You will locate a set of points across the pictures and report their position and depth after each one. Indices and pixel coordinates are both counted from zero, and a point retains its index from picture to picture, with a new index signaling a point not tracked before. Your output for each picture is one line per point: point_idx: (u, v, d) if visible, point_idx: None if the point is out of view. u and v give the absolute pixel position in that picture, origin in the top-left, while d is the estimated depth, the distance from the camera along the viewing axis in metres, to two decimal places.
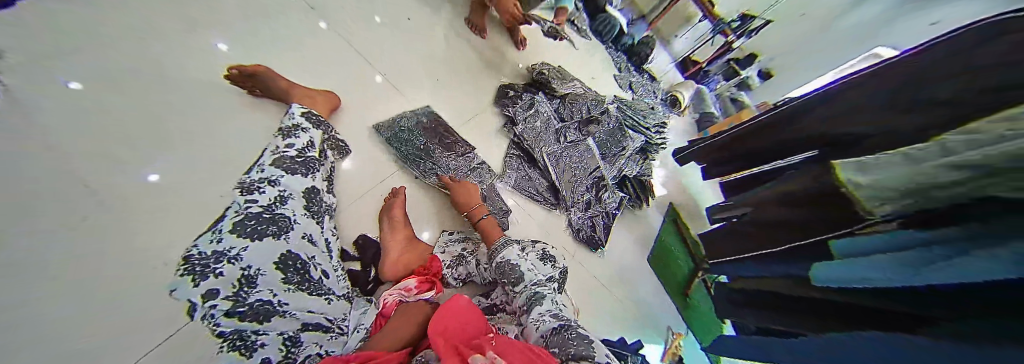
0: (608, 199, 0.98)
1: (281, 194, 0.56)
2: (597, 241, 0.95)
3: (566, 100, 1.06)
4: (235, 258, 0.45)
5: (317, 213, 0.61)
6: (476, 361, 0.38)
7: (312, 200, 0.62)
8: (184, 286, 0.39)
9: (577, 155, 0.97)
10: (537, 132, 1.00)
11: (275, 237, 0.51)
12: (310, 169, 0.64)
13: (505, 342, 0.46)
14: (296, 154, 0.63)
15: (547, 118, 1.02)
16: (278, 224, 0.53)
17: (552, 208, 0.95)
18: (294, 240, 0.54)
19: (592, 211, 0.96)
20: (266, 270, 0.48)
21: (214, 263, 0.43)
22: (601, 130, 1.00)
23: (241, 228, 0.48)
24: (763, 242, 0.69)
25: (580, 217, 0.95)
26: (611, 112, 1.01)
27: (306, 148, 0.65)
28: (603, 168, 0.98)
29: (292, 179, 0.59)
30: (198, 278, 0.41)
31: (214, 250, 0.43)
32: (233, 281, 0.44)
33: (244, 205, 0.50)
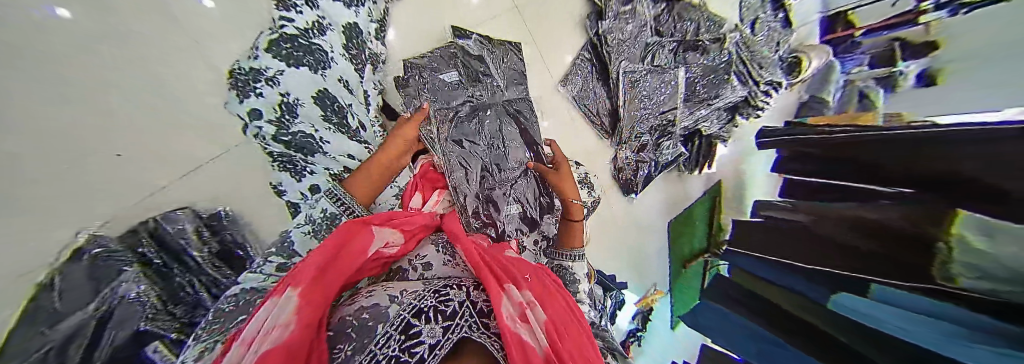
0: (664, 149, 0.90)
1: (319, 24, 0.65)
2: (633, 187, 0.95)
3: (671, 12, 0.84)
4: (271, 81, 0.58)
5: (357, 59, 0.74)
6: (512, 296, 0.40)
7: (316, 52, 0.64)
8: (233, 101, 0.55)
9: (657, 82, 0.85)
10: (622, 39, 0.87)
11: (309, 69, 0.63)
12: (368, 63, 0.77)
13: (537, 279, 0.48)
14: (296, 29, 0.61)
15: (642, 26, 0.85)
16: (315, 57, 0.64)
17: (601, 136, 0.96)
18: (330, 80, 0.67)
19: (643, 156, 0.92)
20: (304, 103, 0.63)
21: (254, 82, 0.57)
22: (698, 63, 0.82)
23: (277, 51, 0.59)
24: (806, 256, 0.57)
25: (627, 157, 0.93)
26: (725, 43, 0.79)
27: (310, 29, 0.64)
28: (678, 112, 0.85)
29: (332, 10, 0.68)
30: (243, 96, 0.56)
31: (253, 67, 0.56)
32: (270, 105, 0.59)
33: (278, 25, 0.59)
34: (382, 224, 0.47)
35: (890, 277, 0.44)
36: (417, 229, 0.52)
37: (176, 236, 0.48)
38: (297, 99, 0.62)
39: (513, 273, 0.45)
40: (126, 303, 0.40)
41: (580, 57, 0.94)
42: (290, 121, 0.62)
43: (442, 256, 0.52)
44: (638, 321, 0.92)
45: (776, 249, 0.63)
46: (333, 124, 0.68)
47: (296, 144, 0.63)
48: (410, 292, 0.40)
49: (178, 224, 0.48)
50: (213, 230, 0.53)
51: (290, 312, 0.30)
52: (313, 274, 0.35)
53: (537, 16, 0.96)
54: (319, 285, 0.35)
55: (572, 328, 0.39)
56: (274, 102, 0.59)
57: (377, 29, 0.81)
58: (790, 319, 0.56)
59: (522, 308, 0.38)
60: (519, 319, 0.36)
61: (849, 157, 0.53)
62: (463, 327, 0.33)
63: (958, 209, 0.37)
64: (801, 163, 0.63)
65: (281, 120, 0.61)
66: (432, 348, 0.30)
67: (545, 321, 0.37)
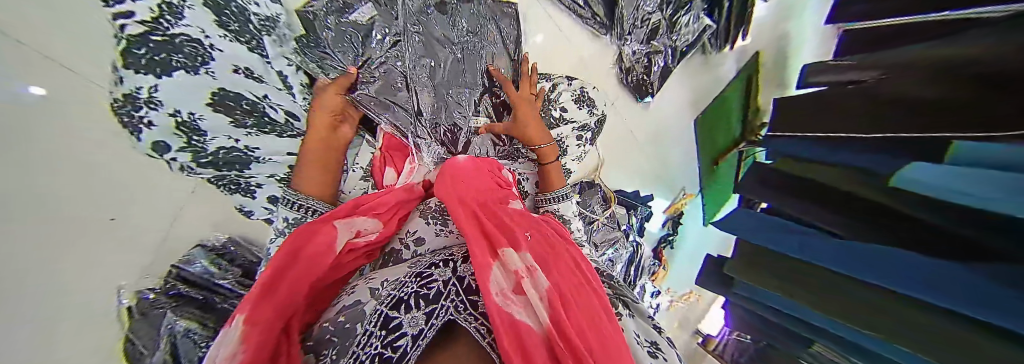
0: (683, 31, 0.73)
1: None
2: (647, 89, 0.79)
3: None
4: (154, 102, 0.42)
5: (242, 34, 0.47)
6: (507, 261, 0.30)
7: (189, 47, 0.42)
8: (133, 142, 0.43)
9: None
10: None
11: (194, 72, 0.44)
12: (269, 35, 0.50)
13: (538, 230, 0.38)
14: (141, 24, 0.38)
15: None
16: (188, 50, 0.42)
17: (597, 36, 0.76)
18: (222, 73, 0.46)
19: (655, 45, 0.74)
20: (205, 114, 0.48)
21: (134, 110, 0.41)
22: None
23: (137, 62, 0.39)
24: (853, 122, 0.42)
25: (636, 52, 0.76)
26: None
27: (160, 15, 0.39)
28: None
29: None
30: (137, 134, 0.42)
31: (125, 93, 0.40)
32: (171, 129, 0.46)
33: (119, 26, 0.37)
34: (350, 215, 0.39)
35: (971, 128, 0.28)
36: (392, 208, 0.43)
37: (200, 273, 0.53)
38: (191, 114, 0.47)
39: (509, 228, 0.35)
40: (182, 337, 0.46)
41: None
42: (202, 141, 0.50)
43: (435, 226, 0.45)
44: (670, 226, 0.86)
45: (823, 123, 0.48)
46: (253, 129, 0.53)
47: (223, 163, 0.54)
48: (391, 281, 0.34)
49: (195, 263, 0.53)
50: (227, 259, 0.57)
51: (235, 341, 0.24)
52: (263, 287, 0.28)
53: None
54: (270, 296, 0.28)
55: (581, 292, 0.30)
56: (170, 125, 0.46)
57: None
58: (833, 206, 0.44)
59: (518, 276, 0.29)
60: (512, 292, 0.27)
61: None
62: (447, 309, 0.27)
63: None
64: None
65: (194, 144, 0.49)
66: (413, 341, 0.25)
67: (547, 289, 0.27)
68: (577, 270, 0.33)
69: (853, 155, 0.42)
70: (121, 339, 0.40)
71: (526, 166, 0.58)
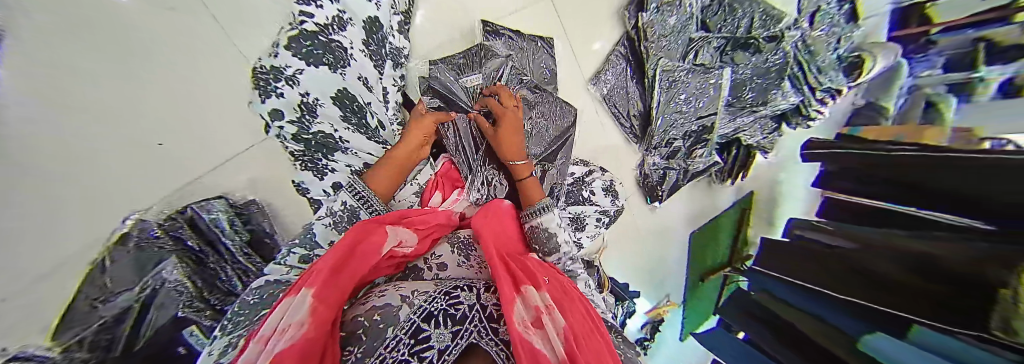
0: (697, 159, 0.83)
1: (340, 16, 0.56)
2: (659, 194, 0.89)
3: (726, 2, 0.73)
4: (292, 79, 0.52)
5: (375, 54, 0.63)
6: (529, 297, 0.33)
7: (338, 48, 0.56)
8: (256, 101, 0.52)
9: (697, 87, 0.78)
10: (664, 33, 0.79)
11: (331, 68, 0.55)
12: (391, 59, 0.67)
13: (557, 280, 0.41)
14: (315, 25, 0.53)
15: (686, 19, 0.76)
16: (336, 55, 0.56)
17: (632, 144, 0.90)
18: (351, 79, 0.59)
19: (671, 164, 0.86)
20: (324, 101, 0.55)
21: (274, 81, 0.52)
22: (747, 63, 0.72)
23: (300, 47, 0.52)
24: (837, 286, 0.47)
25: (655, 164, 0.88)
26: (782, 40, 0.67)
27: (330, 24, 0.55)
28: (719, 120, 0.78)
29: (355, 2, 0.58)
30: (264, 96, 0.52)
31: (273, 65, 0.51)
32: (293, 104, 0.53)
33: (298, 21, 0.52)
34: (395, 225, 0.43)
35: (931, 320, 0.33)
36: (433, 227, 0.47)
37: (211, 224, 0.55)
38: (316, 99, 0.55)
39: (532, 271, 0.38)
40: (167, 286, 0.47)
41: (617, 68, 0.87)
42: (309, 121, 0.55)
43: (458, 256, 0.47)
44: (647, 330, 0.88)
45: (814, 275, 0.52)
46: (353, 125, 0.60)
47: (316, 143, 0.56)
48: (421, 292, 0.36)
49: (210, 210, 0.56)
50: (242, 219, 0.60)
51: (304, 312, 0.27)
52: (326, 271, 0.32)
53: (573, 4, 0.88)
54: (332, 280, 0.32)
55: (592, 338, 0.31)
56: (293, 102, 0.53)
57: (403, 22, 0.71)
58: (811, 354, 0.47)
59: (539, 311, 0.31)
60: (532, 325, 0.29)
61: (915, 185, 0.41)
62: (471, 333, 0.29)
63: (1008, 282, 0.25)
64: (846, 180, 0.55)
65: (301, 121, 0.54)
66: (440, 353, 0.27)
67: (565, 328, 0.29)
68: (589, 318, 0.36)
69: (836, 314, 0.46)
70: (87, 266, 0.39)
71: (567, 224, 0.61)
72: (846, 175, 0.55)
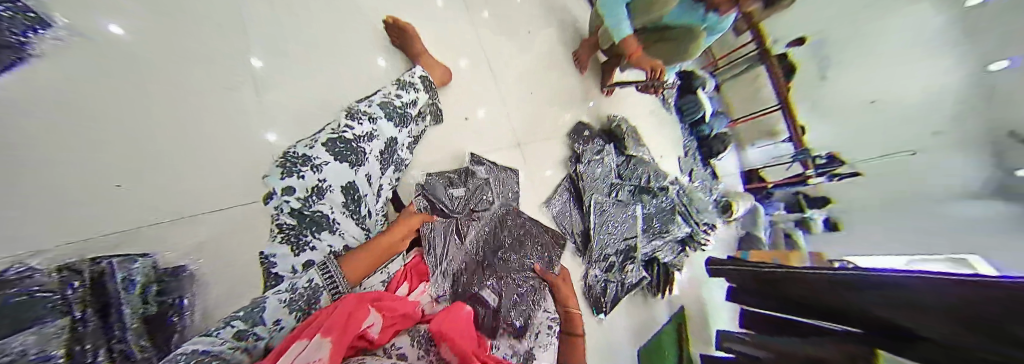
0: (629, 273, 0.98)
1: (371, 131, 0.68)
2: (603, 306, 0.94)
3: (630, 162, 1.09)
4: (318, 168, 0.58)
5: (386, 161, 0.73)
6: None
7: (358, 155, 0.65)
8: (274, 177, 0.55)
9: (621, 217, 1.01)
10: (596, 178, 1.05)
11: (350, 165, 0.63)
12: (394, 166, 0.76)
13: None
14: (351, 135, 0.64)
15: (608, 170, 1.07)
16: (358, 157, 0.65)
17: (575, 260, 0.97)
18: (360, 174, 0.66)
19: (612, 279, 0.97)
20: (333, 189, 0.61)
21: (300, 166, 0.57)
22: (650, 204, 1.04)
23: (334, 147, 0.61)
24: None
25: (597, 277, 0.97)
26: (667, 192, 1.05)
27: (362, 136, 0.66)
28: (641, 241, 1.00)
29: (385, 124, 0.71)
30: (286, 175, 0.55)
31: (304, 155, 0.58)
32: (307, 187, 0.57)
33: (339, 129, 0.64)
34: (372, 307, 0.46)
35: None
36: (401, 318, 0.49)
37: (119, 286, 0.37)
38: (329, 185, 0.60)
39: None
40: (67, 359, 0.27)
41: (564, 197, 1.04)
42: (311, 203, 0.58)
43: (419, 350, 0.47)
44: None
45: None
46: (349, 211, 0.64)
47: (309, 221, 0.57)
48: None
49: (130, 273, 0.40)
50: (162, 287, 0.44)
51: (324, 354, 0.35)
52: (337, 328, 0.39)
53: (535, 153, 1.07)
54: (339, 335, 0.38)
55: None
56: (306, 187, 0.57)
57: (412, 144, 0.82)
58: None
59: None
60: None
61: (839, 306, 0.53)
62: None
63: None
64: (756, 297, 0.72)
65: (307, 199, 0.57)
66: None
67: None
68: None
69: None
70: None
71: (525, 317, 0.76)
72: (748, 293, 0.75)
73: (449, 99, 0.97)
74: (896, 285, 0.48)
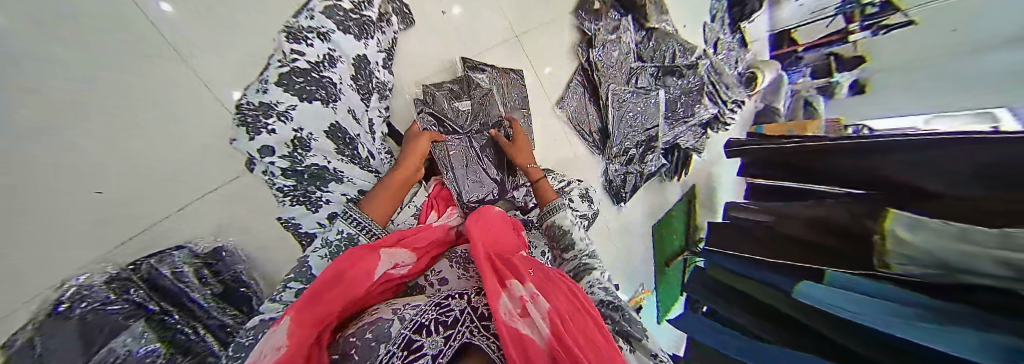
0: (649, 162, 0.95)
1: (330, 54, 0.52)
2: (623, 196, 0.96)
3: (653, 36, 0.92)
4: (285, 116, 0.47)
5: (364, 89, 0.58)
6: (512, 291, 0.38)
7: (327, 87, 0.51)
8: (243, 138, 0.46)
9: (643, 105, 0.91)
10: (610, 64, 0.90)
11: (323, 103, 0.51)
12: (377, 92, 0.62)
13: (541, 272, 0.46)
14: (306, 62, 0.50)
15: (626, 52, 0.90)
16: (325, 92, 0.51)
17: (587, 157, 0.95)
18: (341, 111, 0.54)
19: (629, 169, 0.95)
20: (316, 137, 0.50)
21: (264, 117, 0.46)
22: (675, 86, 0.92)
23: (290, 85, 0.48)
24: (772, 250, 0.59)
25: (616, 170, 0.96)
26: (698, 71, 0.93)
27: (320, 62, 0.51)
28: (660, 130, 0.92)
29: (343, 39, 0.53)
30: (252, 130, 0.46)
31: (262, 101, 0.46)
32: (288, 140, 0.47)
33: (285, 56, 0.48)
34: (393, 247, 0.43)
35: (837, 265, 0.46)
36: (429, 246, 0.48)
37: (174, 279, 0.40)
38: (309, 133, 0.49)
39: (517, 269, 0.44)
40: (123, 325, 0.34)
41: (579, 91, 0.93)
42: (302, 155, 0.49)
43: (457, 270, 0.47)
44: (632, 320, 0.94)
45: (768, 250, 0.60)
46: (347, 157, 0.55)
47: (309, 176, 0.50)
48: (414, 306, 0.38)
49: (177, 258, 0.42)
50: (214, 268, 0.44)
51: (283, 336, 0.30)
52: (306, 298, 0.34)
53: (537, 50, 0.89)
54: (315, 303, 0.34)
55: (574, 314, 0.37)
56: (286, 139, 0.48)
57: (386, 59, 0.63)
58: (764, 315, 0.55)
59: (523, 302, 0.36)
60: (518, 314, 0.34)
61: (820, 171, 0.55)
62: (464, 334, 0.31)
63: (893, 210, 0.40)
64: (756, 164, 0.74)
65: (293, 155, 0.49)
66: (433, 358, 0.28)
67: (547, 311, 0.35)
68: (573, 298, 0.40)
69: (780, 277, 0.55)
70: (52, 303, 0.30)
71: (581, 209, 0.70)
72: (754, 165, 0.74)
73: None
74: (888, 149, 0.45)
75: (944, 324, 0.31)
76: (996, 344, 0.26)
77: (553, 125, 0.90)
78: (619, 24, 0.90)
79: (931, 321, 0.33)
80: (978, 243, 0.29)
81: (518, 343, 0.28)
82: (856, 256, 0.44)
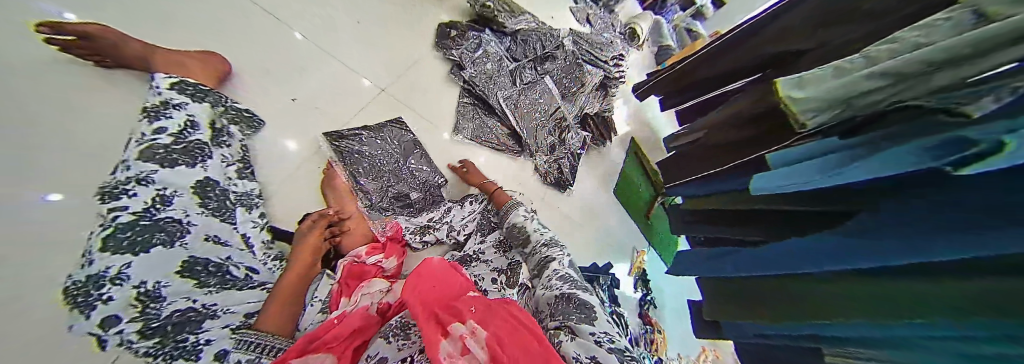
0: (571, 141, 0.97)
1: (162, 194, 0.45)
2: (566, 182, 0.95)
3: (515, 38, 0.99)
4: (118, 278, 0.36)
5: (219, 210, 0.53)
6: (454, 330, 0.32)
7: (171, 226, 0.44)
8: (74, 324, 0.31)
9: (535, 97, 0.95)
10: (489, 76, 0.95)
11: (168, 246, 0.43)
12: (244, 205, 0.59)
13: (485, 301, 0.38)
14: (135, 213, 0.41)
15: (499, 59, 0.96)
16: (167, 230, 0.43)
17: (516, 161, 0.94)
18: (196, 245, 0.47)
19: (557, 154, 0.95)
20: (168, 280, 0.41)
21: (90, 294, 0.33)
22: (555, 68, 0.97)
23: (116, 244, 0.37)
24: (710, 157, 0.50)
25: (547, 161, 0.94)
26: (566, 47, 0.98)
27: (151, 206, 0.43)
28: (563, 109, 0.96)
29: (174, 174, 0.48)
30: (86, 311, 0.32)
31: (89, 274, 0.33)
32: (130, 299, 0.36)
33: (109, 217, 0.38)
34: (302, 356, 0.36)
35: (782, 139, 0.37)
36: (352, 335, 0.42)
37: None
38: (157, 283, 0.39)
39: (456, 304, 0.37)
40: None
41: (480, 110, 0.95)
42: (158, 307, 0.38)
43: (397, 344, 0.42)
44: (641, 287, 0.89)
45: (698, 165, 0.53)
46: (217, 286, 0.46)
47: (173, 325, 0.39)
48: None
49: None
50: None
51: None
52: None
53: (413, 96, 0.91)
54: None
55: (517, 331, 0.31)
56: (128, 299, 0.36)
57: (240, 171, 0.63)
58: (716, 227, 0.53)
59: (464, 339, 0.31)
60: (459, 354, 0.30)
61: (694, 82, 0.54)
62: None
63: (775, 80, 0.28)
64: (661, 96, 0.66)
65: (144, 315, 0.37)
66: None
67: (489, 337, 0.30)
68: (522, 314, 0.34)
69: None
70: None
71: (518, 213, 0.67)
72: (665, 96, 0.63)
73: (254, 94, 0.75)
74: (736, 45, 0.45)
75: (835, 168, 0.28)
76: (937, 147, 0.20)
77: (471, 149, 0.91)
78: (480, 41, 0.96)
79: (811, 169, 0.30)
80: (859, 69, 0.24)
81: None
82: (772, 136, 0.39)
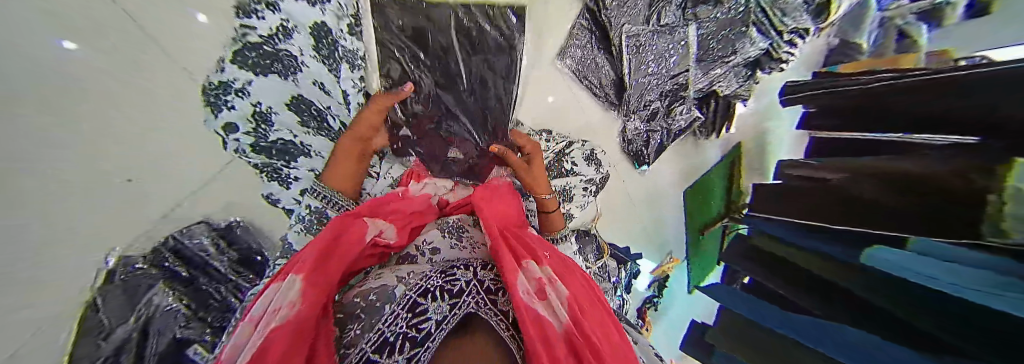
0: (677, 117, 0.83)
1: (283, 25, 0.55)
2: (645, 158, 0.88)
3: None
4: (240, 92, 0.52)
5: (330, 59, 0.62)
6: (530, 269, 0.32)
7: (287, 60, 0.56)
8: (209, 118, 0.49)
9: (666, 47, 0.75)
10: None
11: (280, 76, 0.56)
12: (346, 63, 0.64)
13: (558, 256, 0.40)
14: (259, 36, 0.52)
15: None
16: (283, 63, 0.56)
17: (607, 115, 0.88)
18: (304, 84, 0.59)
19: (653, 126, 0.84)
20: (278, 108, 0.57)
21: (223, 96, 0.50)
22: (713, 15, 0.70)
23: (246, 60, 0.51)
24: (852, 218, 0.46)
25: (637, 129, 0.86)
26: None
27: (274, 34, 0.54)
28: (690, 76, 0.76)
29: (292, 7, 0.55)
30: (217, 111, 0.50)
31: (221, 81, 0.49)
32: (247, 113, 0.54)
33: (240, 34, 0.50)
34: (373, 216, 0.42)
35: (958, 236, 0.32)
36: (412, 215, 0.46)
37: (196, 250, 0.52)
38: (269, 107, 0.56)
39: (530, 245, 0.38)
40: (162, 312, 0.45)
41: (595, 37, 0.81)
42: (266, 130, 0.57)
43: (450, 240, 0.45)
44: (654, 288, 0.91)
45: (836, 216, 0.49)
46: (313, 129, 0.62)
47: (277, 151, 0.60)
48: (418, 273, 0.33)
49: (195, 238, 0.51)
50: (228, 241, 0.55)
51: (295, 294, 0.27)
52: (312, 259, 0.31)
53: None
54: (322, 269, 0.31)
55: (593, 304, 0.31)
56: (247, 113, 0.53)
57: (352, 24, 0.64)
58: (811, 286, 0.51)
59: (540, 281, 0.31)
60: (535, 294, 0.28)
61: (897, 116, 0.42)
62: (470, 304, 0.27)
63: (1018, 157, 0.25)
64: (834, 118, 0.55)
65: (258, 131, 0.56)
66: (437, 324, 0.24)
67: (567, 295, 0.29)
68: (591, 289, 0.35)
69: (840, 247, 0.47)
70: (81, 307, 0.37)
71: (590, 170, 0.64)
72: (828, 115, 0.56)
73: None
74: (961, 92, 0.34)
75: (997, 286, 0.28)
76: None
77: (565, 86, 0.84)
78: None
79: (946, 270, 0.33)
80: None
81: (546, 344, 0.22)
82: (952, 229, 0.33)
